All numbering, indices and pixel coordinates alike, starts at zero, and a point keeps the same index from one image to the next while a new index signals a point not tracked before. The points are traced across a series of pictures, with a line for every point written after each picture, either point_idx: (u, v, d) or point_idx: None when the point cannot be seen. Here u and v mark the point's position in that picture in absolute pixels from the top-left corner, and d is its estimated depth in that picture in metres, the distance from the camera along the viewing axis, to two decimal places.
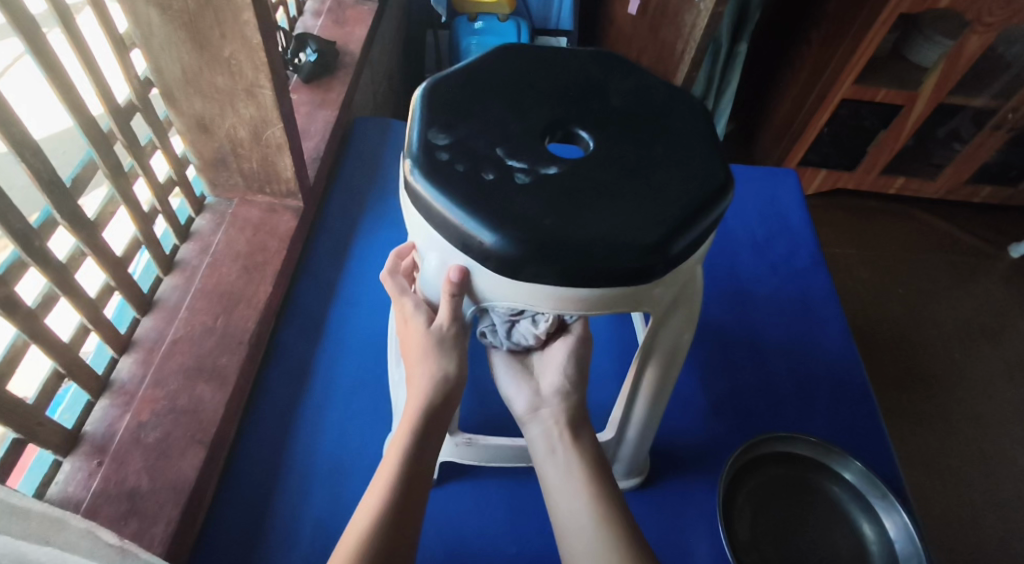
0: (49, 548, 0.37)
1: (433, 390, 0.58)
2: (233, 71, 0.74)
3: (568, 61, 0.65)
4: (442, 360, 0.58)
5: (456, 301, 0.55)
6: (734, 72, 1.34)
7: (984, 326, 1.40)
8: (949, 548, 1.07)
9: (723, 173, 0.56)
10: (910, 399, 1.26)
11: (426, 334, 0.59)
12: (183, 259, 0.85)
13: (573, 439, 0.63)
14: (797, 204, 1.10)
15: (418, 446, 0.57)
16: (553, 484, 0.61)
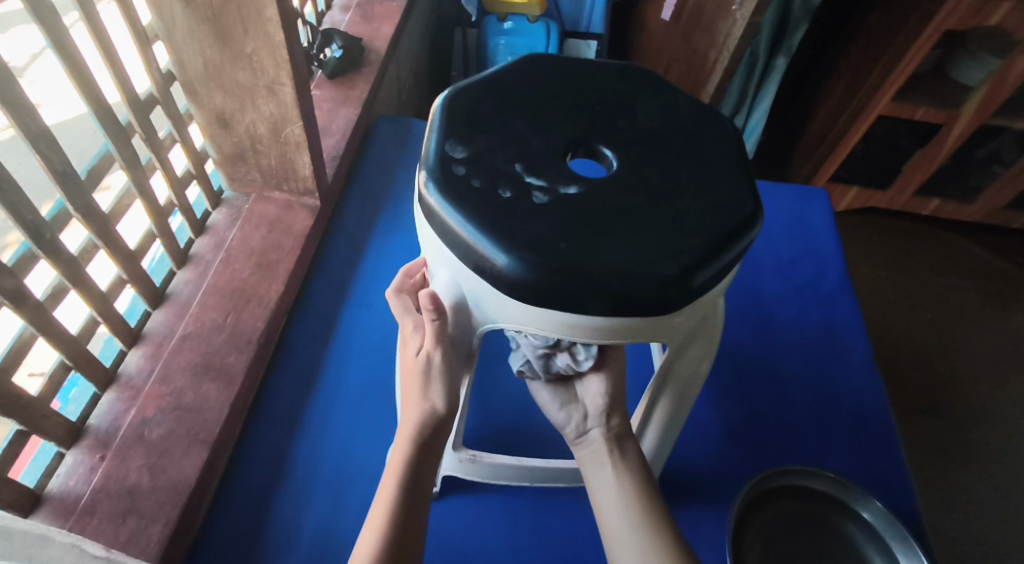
0: None
1: (422, 423, 0.56)
2: (255, 67, 0.73)
3: (595, 76, 0.62)
4: (429, 393, 0.56)
5: (440, 327, 0.53)
6: (769, 86, 1.29)
7: (1017, 358, 1.35)
8: None
9: (752, 203, 0.54)
10: (933, 430, 1.22)
11: (415, 364, 0.57)
12: (197, 253, 0.85)
13: (625, 459, 0.63)
14: (827, 225, 1.06)
15: (412, 479, 0.55)
16: (611, 506, 0.60)
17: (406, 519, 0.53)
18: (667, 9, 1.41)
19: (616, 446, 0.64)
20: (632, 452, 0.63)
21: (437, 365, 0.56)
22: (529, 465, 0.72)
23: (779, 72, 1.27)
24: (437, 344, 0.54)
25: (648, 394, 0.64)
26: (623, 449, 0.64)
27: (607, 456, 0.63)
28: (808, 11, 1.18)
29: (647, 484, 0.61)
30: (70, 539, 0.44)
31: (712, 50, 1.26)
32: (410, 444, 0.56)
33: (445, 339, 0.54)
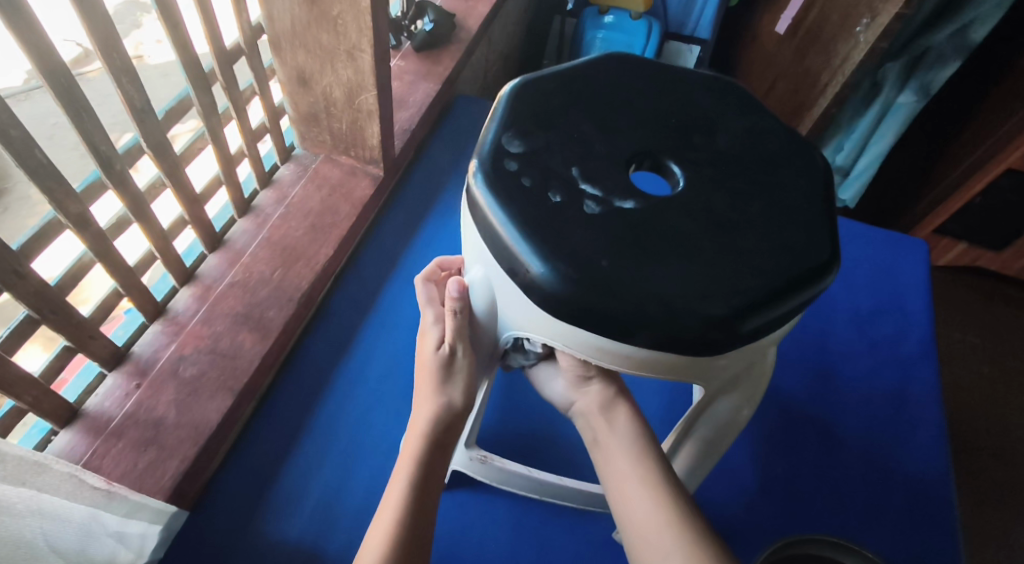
0: (24, 490, 0.41)
1: (434, 418, 0.57)
2: (339, 31, 0.72)
3: (679, 85, 0.58)
4: (449, 388, 0.57)
5: (460, 323, 0.55)
6: (892, 124, 1.15)
7: None
8: None
9: (828, 249, 0.48)
10: (1000, 520, 1.11)
11: (433, 358, 0.58)
12: (259, 205, 0.87)
13: (610, 420, 0.61)
14: (920, 281, 0.96)
15: (420, 482, 0.55)
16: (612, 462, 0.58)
17: (418, 519, 0.53)
18: (782, 22, 1.30)
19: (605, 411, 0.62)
20: (621, 409, 0.62)
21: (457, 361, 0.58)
22: (539, 478, 0.69)
23: (906, 114, 1.13)
24: (456, 337, 0.56)
25: (675, 433, 0.59)
26: (612, 408, 0.62)
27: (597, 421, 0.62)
28: (960, 49, 1.04)
29: (647, 439, 0.59)
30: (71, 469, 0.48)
31: (826, 71, 1.18)
32: (422, 442, 0.57)
33: (465, 336, 0.56)
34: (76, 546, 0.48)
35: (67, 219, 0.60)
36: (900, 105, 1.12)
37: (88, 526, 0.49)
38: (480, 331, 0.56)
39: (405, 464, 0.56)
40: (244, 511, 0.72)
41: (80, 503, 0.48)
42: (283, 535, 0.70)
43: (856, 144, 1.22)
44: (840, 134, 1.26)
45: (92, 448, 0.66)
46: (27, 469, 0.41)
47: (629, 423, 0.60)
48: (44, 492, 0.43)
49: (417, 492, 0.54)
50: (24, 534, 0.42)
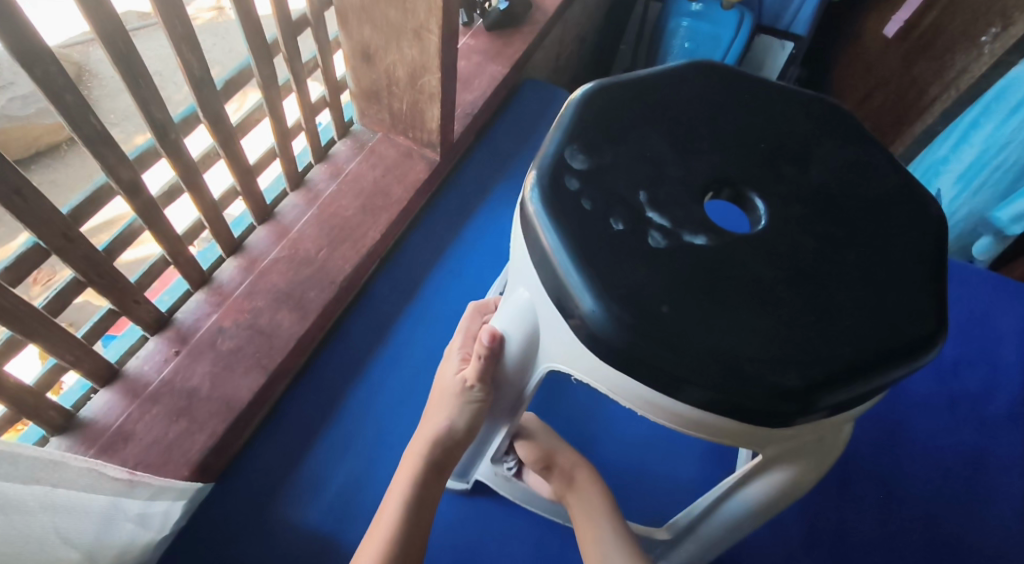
0: (35, 487, 0.48)
1: (435, 440, 0.56)
2: (407, 8, 0.68)
3: (773, 105, 0.52)
4: (454, 412, 0.56)
5: (486, 364, 0.52)
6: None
7: None
8: None
9: (930, 321, 0.42)
10: None
11: (453, 381, 0.56)
12: (312, 179, 0.85)
13: (573, 489, 0.62)
14: (1018, 333, 0.86)
15: (417, 502, 0.55)
16: (581, 535, 0.60)
17: (406, 548, 0.53)
18: (892, 24, 1.17)
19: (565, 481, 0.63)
20: (581, 475, 0.63)
21: (474, 395, 0.55)
22: (566, 506, 0.67)
23: None
24: (479, 379, 0.53)
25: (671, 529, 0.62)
26: (571, 481, 0.63)
27: (562, 494, 0.63)
28: None
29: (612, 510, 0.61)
30: (91, 463, 0.54)
31: (936, 84, 1.09)
32: (420, 465, 0.56)
33: (486, 376, 0.53)
34: (94, 531, 0.55)
35: (118, 185, 0.58)
36: None
37: (110, 511, 0.56)
38: (505, 374, 0.52)
39: (401, 482, 0.56)
40: (265, 489, 0.71)
41: (100, 494, 0.55)
42: (300, 520, 0.70)
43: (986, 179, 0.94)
44: (968, 162, 0.98)
45: (127, 411, 0.66)
46: (39, 467, 0.48)
47: (589, 487, 0.62)
48: (55, 488, 0.50)
49: (413, 516, 0.54)
50: (31, 525, 0.48)
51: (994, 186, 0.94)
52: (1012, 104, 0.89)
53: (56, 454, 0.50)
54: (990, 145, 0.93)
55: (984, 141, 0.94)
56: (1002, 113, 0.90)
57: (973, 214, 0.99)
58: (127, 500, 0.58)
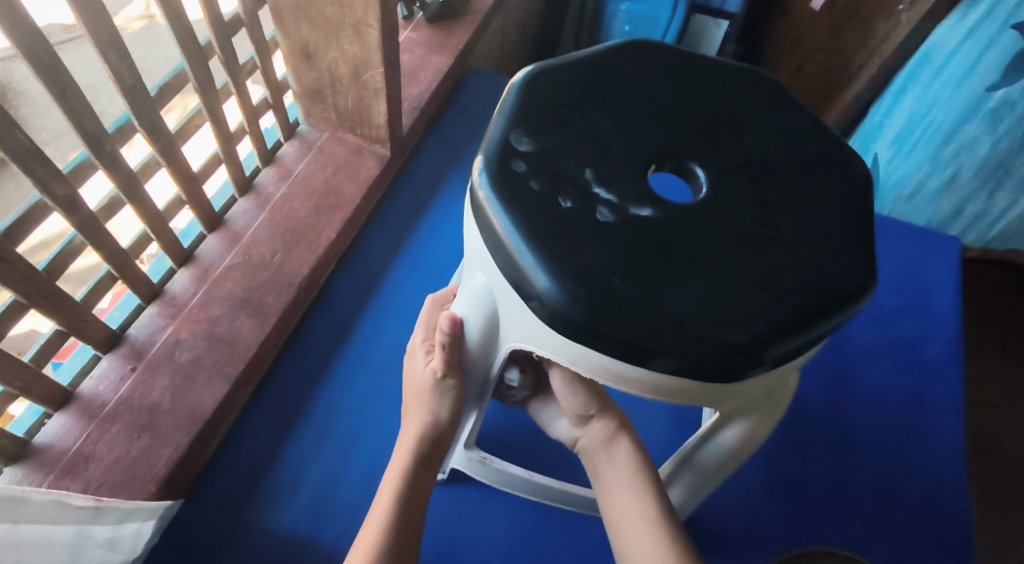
0: None
1: (422, 436, 0.56)
2: (343, 3, 0.67)
3: (707, 79, 0.53)
4: (434, 404, 0.56)
5: (450, 353, 0.53)
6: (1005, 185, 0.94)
7: None
8: None
9: (861, 270, 0.44)
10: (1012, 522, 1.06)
11: (424, 376, 0.57)
12: (261, 183, 0.84)
13: (613, 453, 0.59)
14: (950, 282, 0.91)
15: (408, 494, 0.54)
16: (615, 497, 0.57)
17: (400, 539, 0.52)
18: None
19: (606, 447, 0.60)
20: (623, 444, 0.60)
21: (447, 385, 0.55)
22: (538, 481, 0.67)
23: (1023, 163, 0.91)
24: (448, 367, 0.54)
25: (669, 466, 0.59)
26: (614, 443, 0.60)
27: (599, 454, 0.60)
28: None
29: (651, 475, 0.58)
30: (56, 497, 0.60)
31: (861, 52, 1.15)
32: (410, 459, 0.56)
33: (452, 363, 0.53)
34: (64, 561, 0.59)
35: (54, 201, 0.57)
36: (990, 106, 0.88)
37: (76, 541, 0.60)
38: (471, 359, 0.53)
39: (389, 479, 0.55)
40: (237, 498, 0.71)
41: (65, 525, 0.60)
42: (274, 524, 0.69)
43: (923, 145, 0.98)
44: (899, 126, 1.02)
45: (85, 433, 0.65)
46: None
47: (629, 460, 0.59)
48: (16, 524, 0.57)
49: (405, 507, 0.54)
50: None
51: (926, 146, 0.97)
52: (938, 64, 0.95)
53: (18, 492, 0.57)
54: (918, 107, 0.98)
55: (913, 106, 0.99)
56: (929, 76, 0.96)
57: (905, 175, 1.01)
58: (94, 527, 0.61)
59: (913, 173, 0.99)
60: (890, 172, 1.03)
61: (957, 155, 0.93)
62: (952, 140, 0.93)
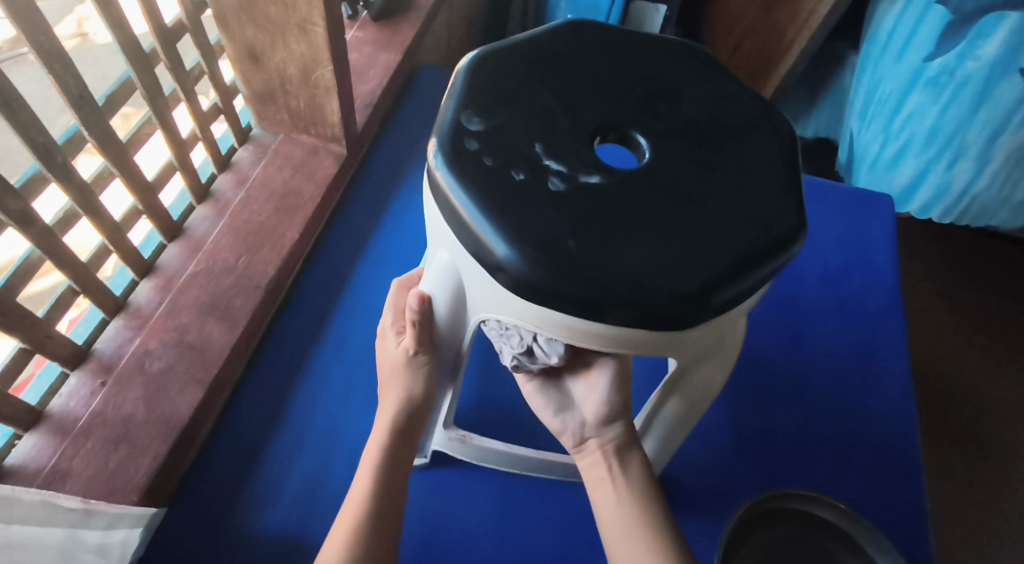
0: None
1: (397, 412, 0.58)
2: (286, 3, 0.68)
3: (642, 53, 0.56)
4: (408, 381, 0.57)
5: (420, 330, 0.55)
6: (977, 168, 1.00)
7: None
8: None
9: (794, 218, 0.48)
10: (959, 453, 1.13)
11: (396, 355, 0.58)
12: (218, 189, 0.84)
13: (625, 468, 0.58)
14: (887, 235, 0.96)
15: (388, 468, 0.56)
16: (611, 509, 0.56)
17: (383, 510, 0.53)
18: None
19: (616, 458, 0.59)
20: (635, 459, 0.59)
21: (419, 362, 0.57)
22: (518, 453, 0.69)
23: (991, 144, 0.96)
24: (419, 344, 0.56)
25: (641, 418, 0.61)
26: (627, 455, 0.59)
27: (608, 465, 0.58)
28: None
29: (654, 494, 0.57)
30: (43, 496, 0.60)
31: (791, 26, 1.20)
32: (387, 434, 0.57)
33: (423, 339, 0.55)
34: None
35: (9, 216, 0.56)
36: (924, 74, 0.97)
37: (67, 543, 0.60)
38: (441, 335, 0.55)
39: (369, 456, 0.57)
40: (222, 502, 0.71)
41: (55, 527, 0.60)
42: (260, 524, 0.70)
43: (876, 117, 1.10)
44: (862, 102, 1.15)
45: (59, 450, 0.65)
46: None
47: (640, 478, 0.57)
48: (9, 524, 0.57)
49: (385, 480, 0.55)
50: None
51: (880, 115, 1.08)
52: (881, 44, 1.08)
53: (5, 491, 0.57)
54: (873, 83, 1.11)
55: (869, 82, 1.12)
56: (876, 54, 1.09)
57: (870, 142, 1.13)
58: (86, 532, 0.61)
59: (872, 142, 1.11)
60: (862, 139, 1.15)
61: (907, 124, 1.03)
62: (901, 111, 1.03)
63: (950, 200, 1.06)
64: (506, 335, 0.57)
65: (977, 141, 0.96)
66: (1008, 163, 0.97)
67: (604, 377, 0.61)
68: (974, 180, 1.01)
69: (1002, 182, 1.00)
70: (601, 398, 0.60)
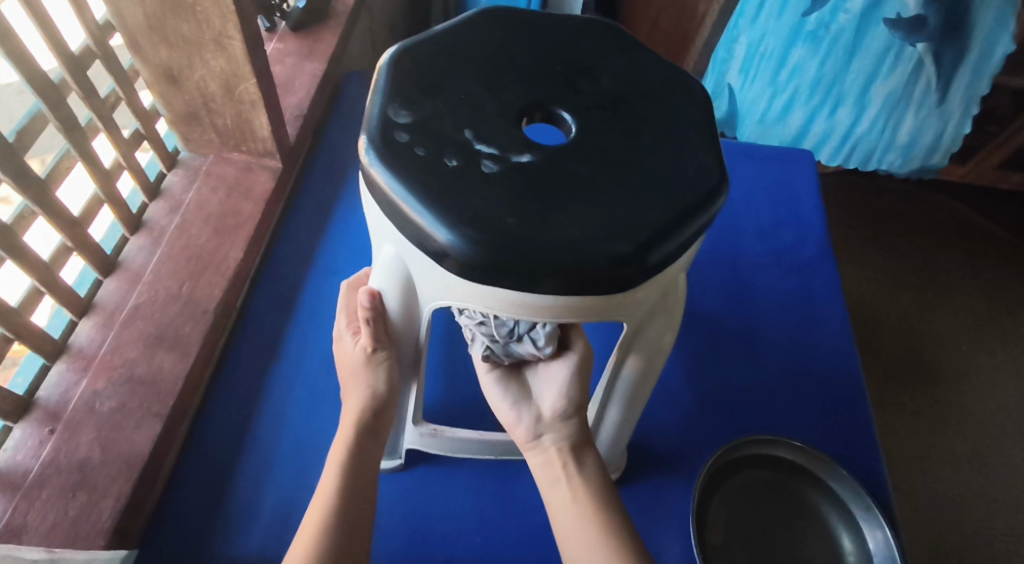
0: None
1: (361, 410, 0.58)
2: (199, 18, 0.67)
3: (558, 33, 0.57)
4: (370, 378, 0.58)
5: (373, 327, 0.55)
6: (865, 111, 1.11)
7: (996, 319, 1.29)
8: (930, 545, 1.02)
9: (716, 173, 0.50)
10: (907, 386, 1.19)
11: (354, 354, 0.58)
12: (151, 218, 0.82)
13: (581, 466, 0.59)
14: (812, 188, 1.00)
15: (354, 467, 0.56)
16: (564, 511, 0.57)
17: (350, 507, 0.53)
18: None
19: (571, 455, 0.60)
20: (590, 459, 0.60)
21: (378, 358, 0.57)
22: (492, 438, 0.71)
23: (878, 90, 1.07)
24: (376, 341, 0.56)
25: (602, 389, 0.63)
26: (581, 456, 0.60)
27: (564, 464, 0.59)
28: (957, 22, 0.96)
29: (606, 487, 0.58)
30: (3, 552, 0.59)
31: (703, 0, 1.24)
32: (352, 432, 0.57)
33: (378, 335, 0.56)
34: None
35: None
36: (807, 31, 1.03)
37: None
38: (397, 330, 0.56)
39: (335, 456, 0.56)
40: (194, 535, 0.69)
41: None
42: (236, 550, 0.68)
43: (762, 73, 1.15)
44: (739, 56, 1.18)
45: (12, 505, 0.62)
46: None
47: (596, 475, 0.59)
48: None
49: (353, 479, 0.55)
50: None
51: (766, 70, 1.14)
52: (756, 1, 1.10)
53: None
54: (754, 39, 1.13)
55: (749, 38, 1.14)
56: (753, 11, 1.11)
57: (756, 95, 1.18)
58: None
59: (761, 96, 1.17)
60: (746, 94, 1.21)
61: (793, 76, 1.11)
62: (786, 64, 1.10)
63: (836, 142, 1.17)
64: (491, 328, 0.59)
65: (855, 85, 1.07)
66: (883, 105, 1.08)
67: (564, 372, 0.62)
68: (866, 123, 1.13)
69: (879, 124, 1.12)
70: (560, 392, 0.62)
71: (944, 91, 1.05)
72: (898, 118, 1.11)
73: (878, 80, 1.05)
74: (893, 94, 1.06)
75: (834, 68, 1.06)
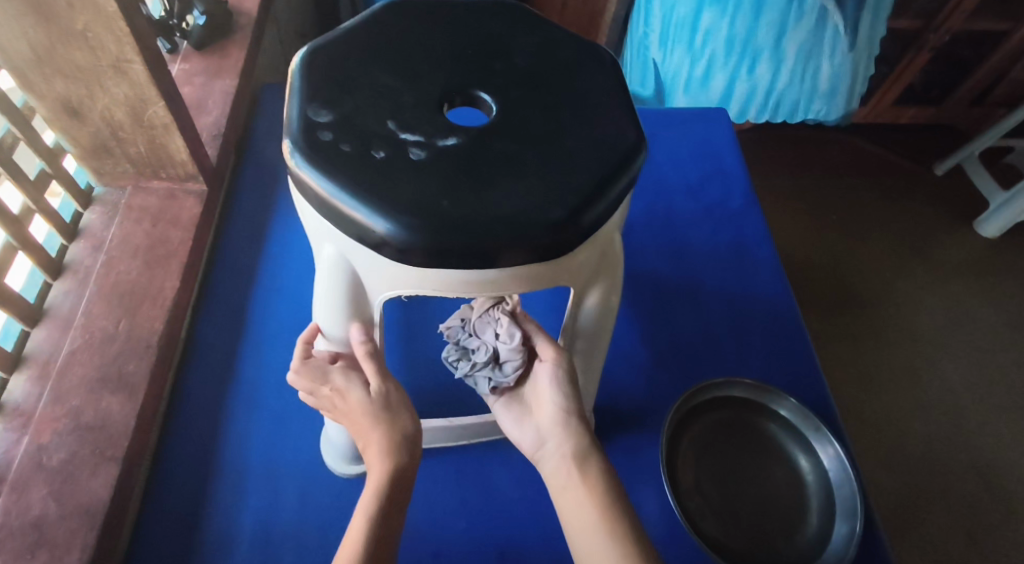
0: None
1: (388, 451, 0.53)
2: (93, 45, 0.65)
3: (465, 18, 0.58)
4: (396, 416, 0.55)
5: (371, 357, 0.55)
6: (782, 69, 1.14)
7: (913, 243, 1.38)
8: (881, 459, 1.09)
9: (634, 133, 0.52)
10: (843, 317, 1.26)
11: (367, 401, 0.55)
12: (74, 260, 0.78)
13: (585, 474, 0.56)
14: (730, 142, 1.05)
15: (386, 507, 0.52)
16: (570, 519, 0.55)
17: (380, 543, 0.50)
18: None
19: (577, 460, 0.57)
20: (591, 466, 0.57)
21: (388, 393, 0.55)
22: (461, 423, 0.72)
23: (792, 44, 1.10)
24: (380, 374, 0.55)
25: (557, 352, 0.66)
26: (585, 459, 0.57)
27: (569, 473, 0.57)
28: None
29: (609, 486, 0.56)
30: None
31: None
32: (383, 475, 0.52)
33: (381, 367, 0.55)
34: None
35: None
36: None
37: None
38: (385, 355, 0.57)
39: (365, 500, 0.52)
40: None
41: None
42: None
43: (679, 41, 1.17)
44: (658, 28, 1.21)
45: None
46: None
47: (603, 479, 0.56)
48: None
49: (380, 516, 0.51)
50: None
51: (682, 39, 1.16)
52: None
53: None
54: (666, 10, 1.16)
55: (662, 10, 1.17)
56: None
57: (677, 66, 1.21)
58: None
59: (681, 65, 1.19)
60: (667, 68, 1.23)
61: (707, 41, 1.13)
62: (698, 28, 1.13)
63: (761, 100, 1.20)
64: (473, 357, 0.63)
65: (768, 40, 1.10)
66: (798, 55, 1.12)
67: (546, 376, 0.62)
68: (785, 79, 1.16)
69: (798, 76, 1.15)
70: (553, 396, 0.61)
71: (851, 33, 1.09)
72: (815, 66, 1.14)
73: (790, 31, 1.09)
74: (805, 45, 1.10)
75: (745, 26, 1.09)
